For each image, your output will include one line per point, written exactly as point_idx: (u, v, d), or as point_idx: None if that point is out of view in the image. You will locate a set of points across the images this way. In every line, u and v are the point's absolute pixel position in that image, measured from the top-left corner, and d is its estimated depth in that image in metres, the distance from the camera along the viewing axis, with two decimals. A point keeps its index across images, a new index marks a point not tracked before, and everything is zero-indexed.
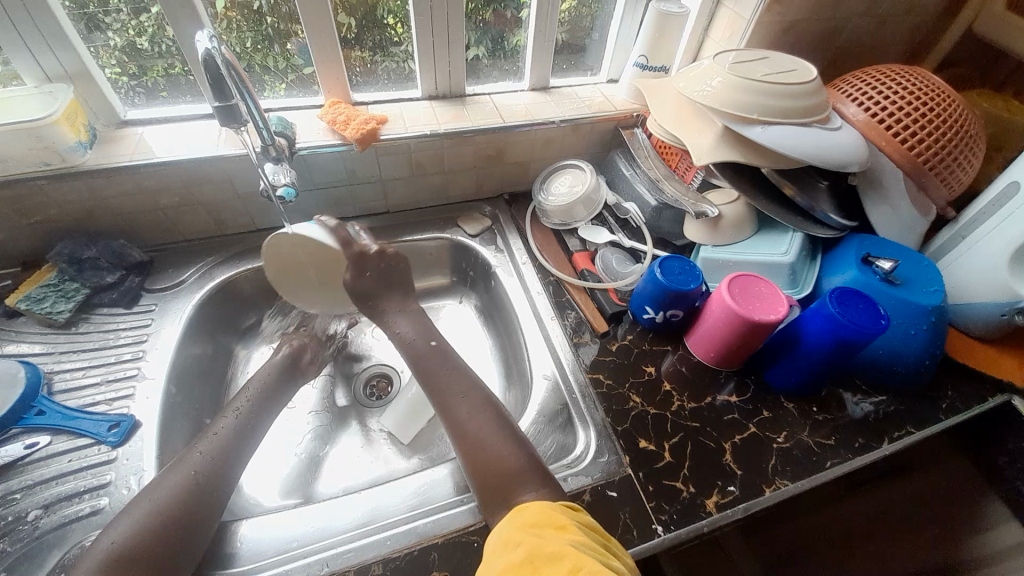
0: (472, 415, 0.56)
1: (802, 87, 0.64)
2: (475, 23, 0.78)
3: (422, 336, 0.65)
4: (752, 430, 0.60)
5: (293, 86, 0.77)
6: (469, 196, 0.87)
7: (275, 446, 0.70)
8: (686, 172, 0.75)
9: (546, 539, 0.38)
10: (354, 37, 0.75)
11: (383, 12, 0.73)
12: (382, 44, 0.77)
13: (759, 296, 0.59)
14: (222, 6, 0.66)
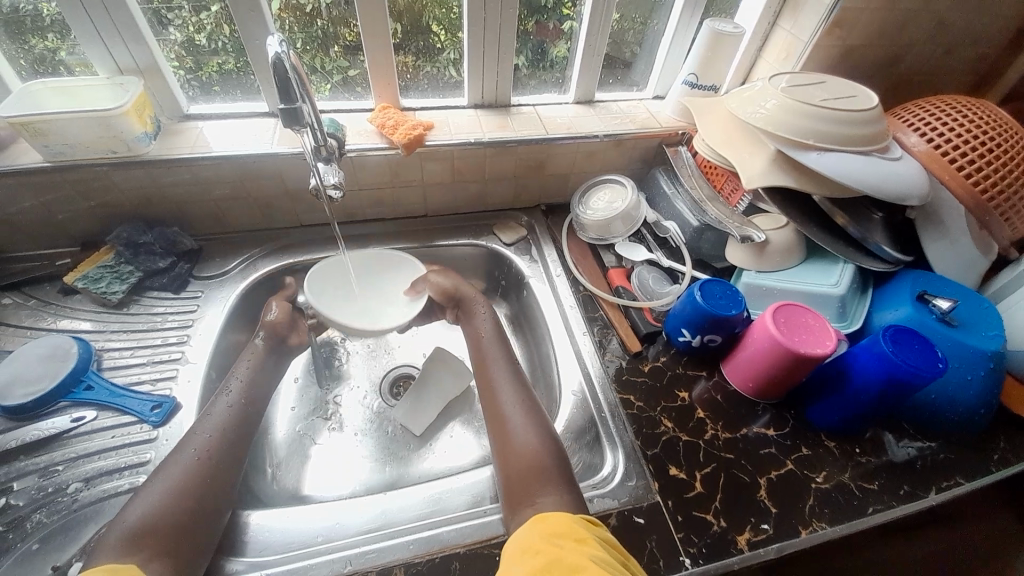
0: (512, 408, 0.58)
1: (862, 114, 0.62)
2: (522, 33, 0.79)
3: (484, 330, 0.71)
4: (789, 467, 0.57)
5: (338, 88, 0.79)
6: (505, 205, 0.87)
7: (301, 440, 0.72)
8: (731, 194, 0.73)
9: (564, 550, 0.39)
10: (401, 42, 0.76)
11: (429, 20, 0.74)
12: (428, 50, 0.78)
13: (806, 327, 0.57)
14: (277, 7, 0.68)
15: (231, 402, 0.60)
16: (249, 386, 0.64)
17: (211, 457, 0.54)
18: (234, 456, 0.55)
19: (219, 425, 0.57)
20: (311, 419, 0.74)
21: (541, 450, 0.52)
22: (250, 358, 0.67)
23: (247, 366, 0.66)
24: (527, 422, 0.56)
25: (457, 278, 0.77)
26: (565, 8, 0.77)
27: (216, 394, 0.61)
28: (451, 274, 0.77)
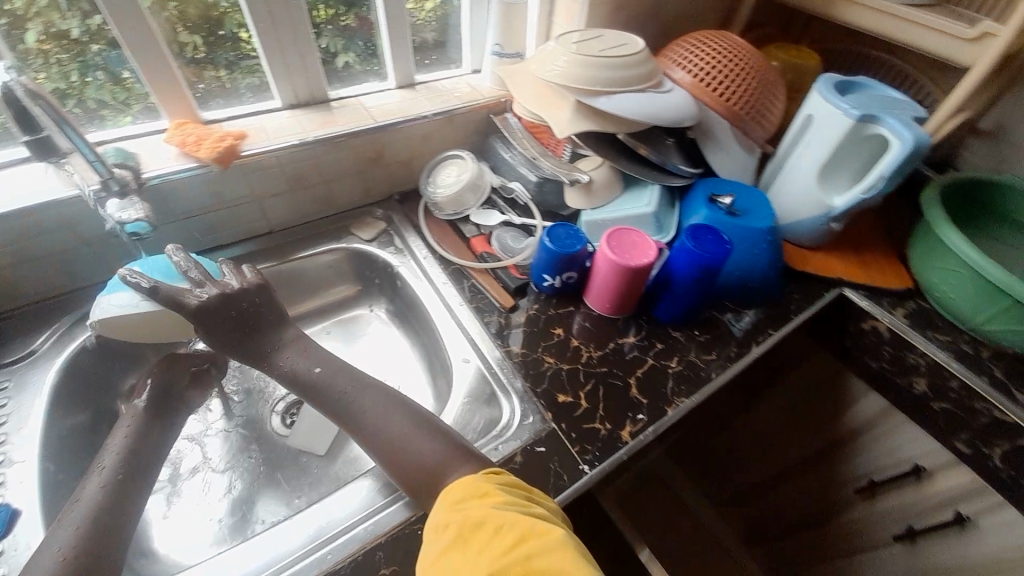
0: (386, 426, 0.54)
1: (632, 58, 0.73)
2: (324, 24, 0.77)
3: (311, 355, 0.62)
4: (650, 362, 0.67)
5: (143, 117, 0.72)
6: (358, 202, 0.85)
7: (193, 504, 0.66)
8: (558, 145, 0.83)
9: (472, 513, 0.40)
10: (206, 56, 0.71)
11: (233, 26, 0.70)
12: (240, 61, 0.74)
13: (633, 244, 0.66)
14: (35, 40, 0.60)
15: (105, 483, 0.53)
16: (134, 454, 0.57)
17: (78, 552, 0.46)
18: (116, 533, 0.49)
19: (92, 510, 0.50)
20: (200, 479, 0.68)
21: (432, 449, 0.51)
22: (127, 427, 0.59)
23: (129, 429, 0.59)
24: (412, 435, 0.53)
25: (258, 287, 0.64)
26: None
27: (88, 475, 0.54)
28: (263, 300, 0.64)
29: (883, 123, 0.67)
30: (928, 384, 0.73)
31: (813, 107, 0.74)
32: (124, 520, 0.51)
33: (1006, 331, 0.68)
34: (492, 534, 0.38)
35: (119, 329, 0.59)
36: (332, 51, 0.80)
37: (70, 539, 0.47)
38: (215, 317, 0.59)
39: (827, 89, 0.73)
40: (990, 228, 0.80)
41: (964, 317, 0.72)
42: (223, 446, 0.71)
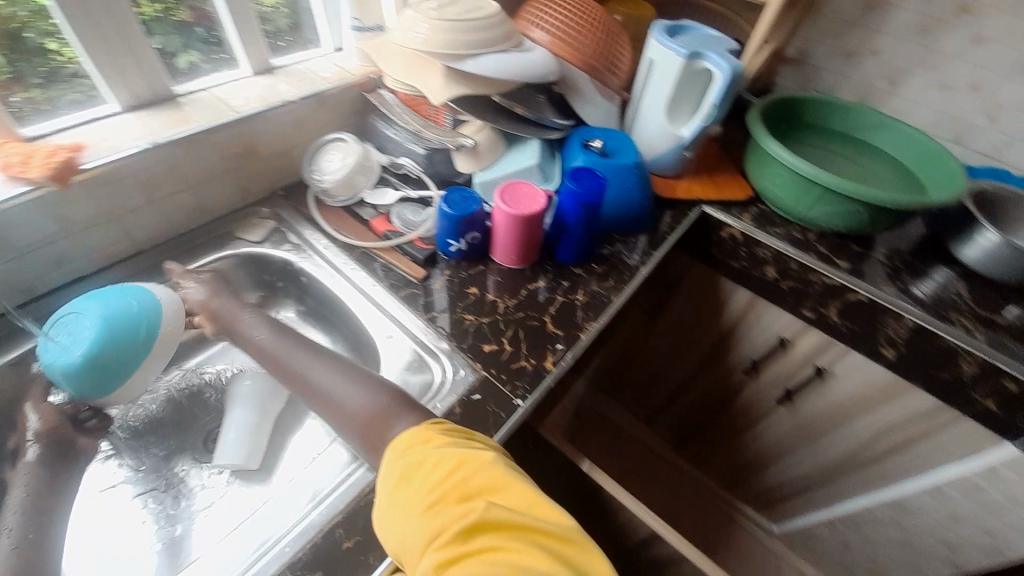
0: (331, 381, 0.57)
1: (490, 21, 0.77)
2: (155, 24, 0.70)
3: (263, 337, 0.63)
4: (560, 298, 0.74)
5: None
6: (238, 204, 0.80)
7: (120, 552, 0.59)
8: (437, 116, 0.83)
9: (414, 452, 0.42)
10: (13, 75, 0.62)
11: (35, 35, 0.62)
12: (56, 73, 0.65)
13: (524, 195, 0.72)
14: None
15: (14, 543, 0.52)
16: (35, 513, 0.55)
17: None
18: None
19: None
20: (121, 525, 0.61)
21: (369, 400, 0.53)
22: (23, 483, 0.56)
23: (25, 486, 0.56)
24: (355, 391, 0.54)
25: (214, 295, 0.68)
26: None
27: None
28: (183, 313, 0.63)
29: (707, 59, 0.79)
30: (777, 270, 0.90)
31: (653, 52, 0.84)
32: None
33: (820, 214, 0.86)
34: (433, 466, 0.40)
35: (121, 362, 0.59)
36: (171, 51, 0.74)
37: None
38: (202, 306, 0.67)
39: (662, 35, 0.83)
40: (802, 136, 0.99)
41: (792, 211, 0.89)
42: (143, 484, 0.65)
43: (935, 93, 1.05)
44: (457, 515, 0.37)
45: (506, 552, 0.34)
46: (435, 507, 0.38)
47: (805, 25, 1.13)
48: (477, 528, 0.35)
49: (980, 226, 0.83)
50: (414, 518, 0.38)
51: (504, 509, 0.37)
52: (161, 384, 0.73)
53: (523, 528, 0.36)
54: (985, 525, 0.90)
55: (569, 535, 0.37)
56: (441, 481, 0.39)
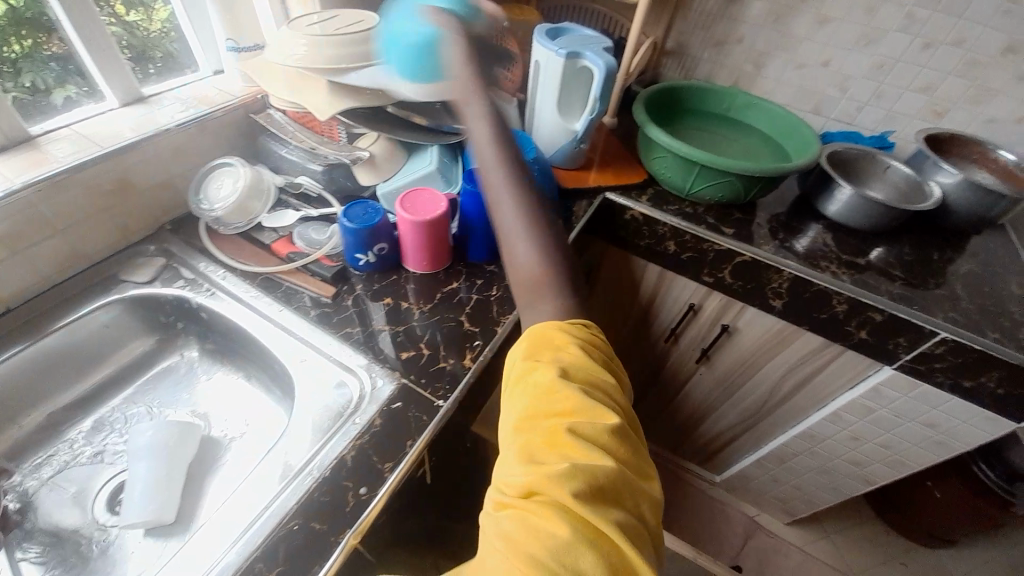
0: (512, 231, 0.63)
1: (373, 34, 0.77)
2: (23, 61, 0.67)
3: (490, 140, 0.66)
4: (476, 297, 0.76)
5: None
6: (119, 245, 0.75)
7: None
8: (331, 131, 0.82)
9: (555, 358, 0.54)
10: None
11: None
12: None
13: (425, 201, 0.73)
14: None
15: None
16: None
17: None
18: None
19: None
20: None
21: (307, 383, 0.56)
22: None
23: None
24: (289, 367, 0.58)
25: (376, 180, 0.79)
26: (46, 11, 0.66)
27: None
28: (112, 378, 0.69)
29: (586, 57, 0.84)
30: (677, 243, 0.98)
31: (538, 55, 0.89)
32: None
33: (705, 190, 0.95)
34: (547, 394, 0.50)
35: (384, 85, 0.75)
36: (43, 88, 0.69)
37: None
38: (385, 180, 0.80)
39: (543, 38, 0.88)
40: (684, 120, 1.08)
41: (682, 189, 0.97)
42: (31, 567, 0.57)
43: (793, 72, 1.18)
44: (542, 450, 0.46)
45: (536, 515, 0.41)
46: (528, 433, 0.48)
47: (678, 19, 1.23)
48: (537, 479, 0.43)
49: (837, 184, 0.95)
50: (515, 427, 0.50)
51: (567, 475, 0.43)
52: (44, 466, 0.66)
53: (570, 506, 0.41)
54: (879, 440, 1.03)
55: (611, 533, 0.40)
56: (541, 415, 0.49)
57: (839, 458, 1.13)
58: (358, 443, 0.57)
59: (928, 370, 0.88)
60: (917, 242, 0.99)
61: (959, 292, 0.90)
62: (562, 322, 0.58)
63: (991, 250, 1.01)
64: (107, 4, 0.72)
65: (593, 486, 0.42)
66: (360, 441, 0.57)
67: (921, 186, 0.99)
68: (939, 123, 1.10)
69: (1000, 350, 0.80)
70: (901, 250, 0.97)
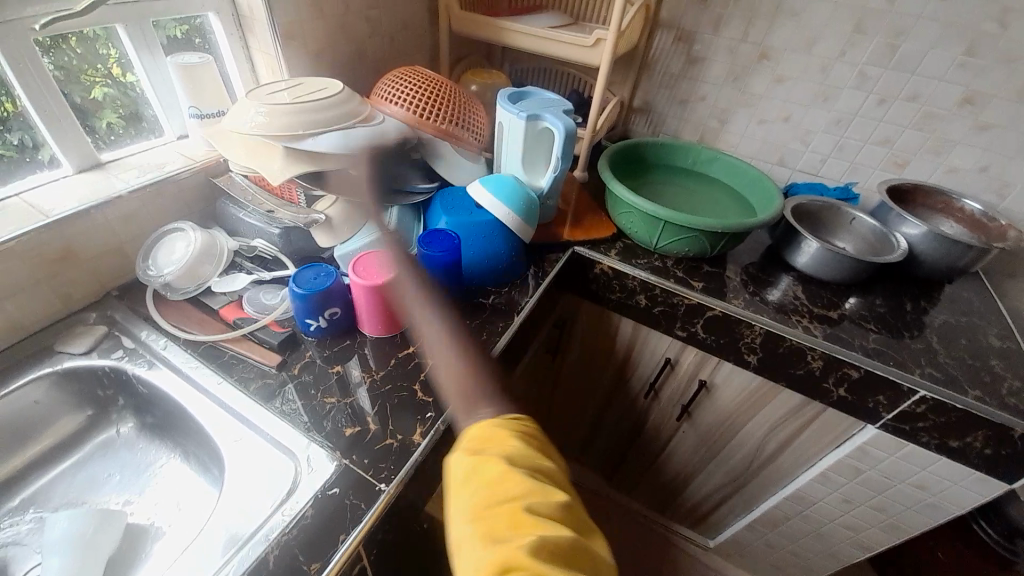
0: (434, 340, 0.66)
1: (334, 100, 0.78)
2: (12, 120, 0.69)
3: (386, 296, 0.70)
4: (432, 363, 0.73)
5: None
6: (59, 313, 0.72)
7: None
8: (290, 193, 0.82)
9: (502, 447, 0.49)
10: None
11: None
12: None
13: (379, 265, 0.71)
14: None
15: None
16: None
17: None
18: None
19: None
20: None
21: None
22: None
23: None
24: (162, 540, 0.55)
25: (346, 248, 0.78)
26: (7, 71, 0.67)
27: None
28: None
29: (545, 119, 0.86)
30: (647, 298, 0.96)
31: (501, 117, 0.91)
32: None
33: (670, 244, 0.94)
34: (504, 473, 0.46)
35: (349, 150, 0.76)
36: (30, 145, 0.72)
37: None
38: (350, 246, 0.79)
39: (505, 101, 0.90)
40: (650, 176, 1.10)
41: (649, 243, 0.96)
42: None
43: (756, 127, 1.21)
44: (507, 533, 0.41)
45: None
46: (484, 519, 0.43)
47: (643, 80, 1.28)
48: (509, 557, 0.38)
49: (803, 237, 0.95)
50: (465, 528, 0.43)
51: (536, 544, 0.39)
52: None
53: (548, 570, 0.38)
54: (871, 502, 0.97)
55: None
56: (496, 502, 0.44)
57: (832, 522, 1.05)
58: (283, 539, 0.52)
59: (912, 429, 0.84)
60: (889, 293, 0.98)
61: (936, 345, 0.87)
62: (501, 414, 0.55)
63: (966, 301, 0.99)
64: (106, 66, 0.77)
65: (565, 541, 0.41)
66: (286, 536, 0.52)
67: (887, 237, 0.99)
68: (902, 174, 1.12)
69: (982, 409, 0.77)
70: (873, 302, 0.95)
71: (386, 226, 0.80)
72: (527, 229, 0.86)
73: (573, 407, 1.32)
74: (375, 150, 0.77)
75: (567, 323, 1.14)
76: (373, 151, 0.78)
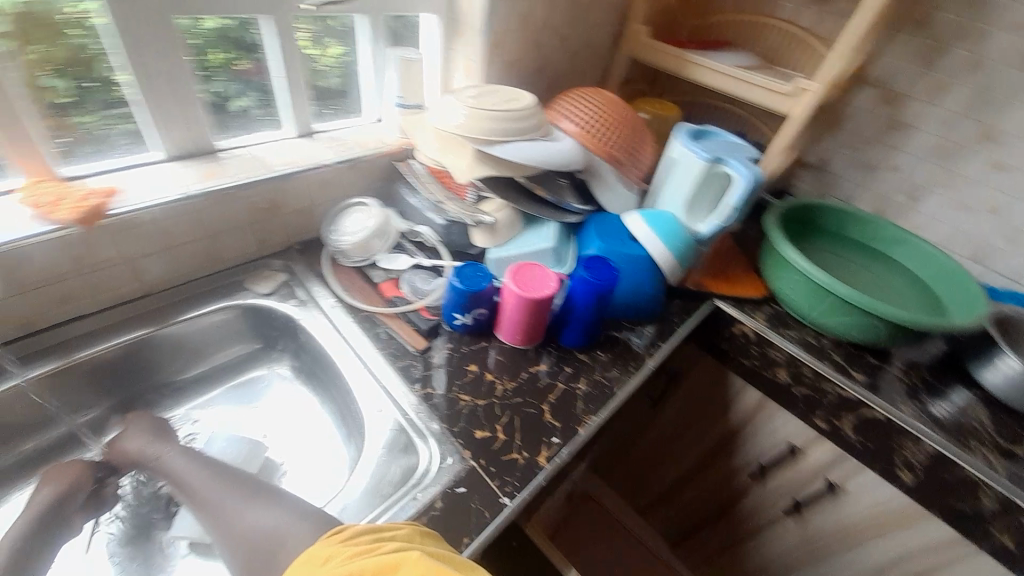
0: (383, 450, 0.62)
1: (522, 110, 0.81)
2: (217, 69, 0.76)
3: (380, 372, 0.70)
4: (561, 387, 0.72)
5: None
6: (255, 254, 0.82)
7: None
8: (461, 190, 0.87)
9: None
10: (56, 99, 0.64)
11: (105, 69, 0.66)
12: (96, 104, 0.67)
13: (535, 278, 0.72)
14: None
15: None
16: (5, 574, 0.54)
17: None
18: None
19: None
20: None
21: (303, 523, 0.49)
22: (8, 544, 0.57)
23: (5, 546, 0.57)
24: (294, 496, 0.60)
25: (502, 252, 0.81)
26: (250, 33, 0.76)
27: None
28: (140, 435, 0.66)
29: (729, 164, 0.83)
30: (788, 374, 0.87)
31: (675, 152, 0.87)
32: None
33: (831, 322, 0.85)
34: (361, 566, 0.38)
35: (528, 161, 0.78)
36: (225, 95, 0.78)
37: None
38: (506, 251, 0.81)
39: (683, 137, 0.88)
40: (815, 241, 1.00)
41: (806, 315, 0.87)
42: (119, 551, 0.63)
43: (954, 212, 1.05)
44: None
45: None
46: None
47: (824, 136, 1.17)
48: None
49: (1003, 352, 0.80)
50: None
51: None
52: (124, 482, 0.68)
53: None
54: None
55: None
56: None
57: None
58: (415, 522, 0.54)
59: None
60: None
61: None
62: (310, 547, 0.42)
63: None
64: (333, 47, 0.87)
65: None
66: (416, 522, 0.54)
67: None
68: None
69: None
70: None
71: (543, 242, 0.81)
72: (678, 270, 0.83)
73: (658, 460, 1.24)
74: (551, 165, 0.80)
75: (682, 375, 1.07)
76: (548, 165, 0.80)
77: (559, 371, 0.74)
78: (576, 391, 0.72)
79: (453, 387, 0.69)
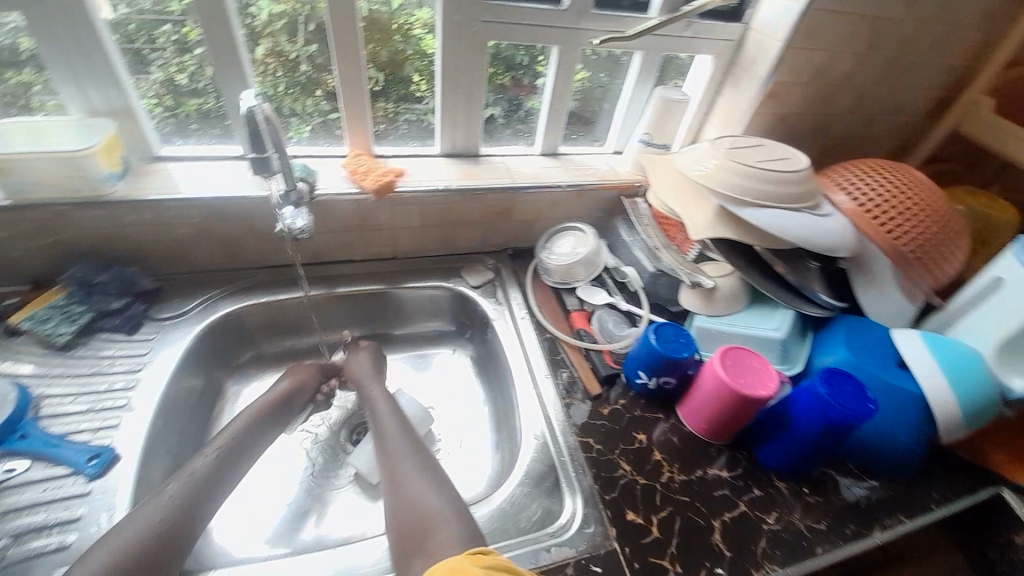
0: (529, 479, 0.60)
1: (791, 174, 0.69)
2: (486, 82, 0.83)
3: (548, 399, 0.68)
4: (741, 508, 0.59)
5: (317, 131, 0.82)
6: (474, 248, 0.90)
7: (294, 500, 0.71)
8: (684, 243, 0.79)
9: None
10: (381, 90, 0.80)
11: (411, 70, 0.79)
12: (407, 98, 0.82)
13: (750, 369, 0.59)
14: (262, 53, 0.72)
15: (209, 455, 0.61)
16: (244, 432, 0.65)
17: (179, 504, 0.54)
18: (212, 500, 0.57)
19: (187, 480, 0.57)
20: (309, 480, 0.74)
21: (453, 522, 0.50)
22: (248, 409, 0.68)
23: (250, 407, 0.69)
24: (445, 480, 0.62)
25: (712, 323, 0.72)
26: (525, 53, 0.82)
27: (206, 448, 0.62)
28: (363, 364, 0.77)
29: None
30: None
31: (1007, 270, 0.63)
32: (218, 484, 0.59)
33: None
34: None
35: (781, 234, 0.66)
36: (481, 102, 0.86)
37: (166, 501, 0.53)
38: (718, 324, 0.71)
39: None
40: None
41: None
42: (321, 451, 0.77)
43: None
44: None
45: None
46: None
47: None
48: None
49: None
50: None
51: None
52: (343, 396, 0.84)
53: None
54: None
55: None
56: None
57: None
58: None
59: None
60: None
61: None
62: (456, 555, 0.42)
63: None
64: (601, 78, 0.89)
65: None
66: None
67: None
68: None
69: None
70: None
71: (767, 329, 0.69)
72: (960, 430, 0.59)
73: None
74: (811, 245, 0.66)
75: None
76: (807, 245, 0.66)
77: (743, 486, 0.61)
78: (761, 522, 0.58)
79: (615, 448, 0.63)
